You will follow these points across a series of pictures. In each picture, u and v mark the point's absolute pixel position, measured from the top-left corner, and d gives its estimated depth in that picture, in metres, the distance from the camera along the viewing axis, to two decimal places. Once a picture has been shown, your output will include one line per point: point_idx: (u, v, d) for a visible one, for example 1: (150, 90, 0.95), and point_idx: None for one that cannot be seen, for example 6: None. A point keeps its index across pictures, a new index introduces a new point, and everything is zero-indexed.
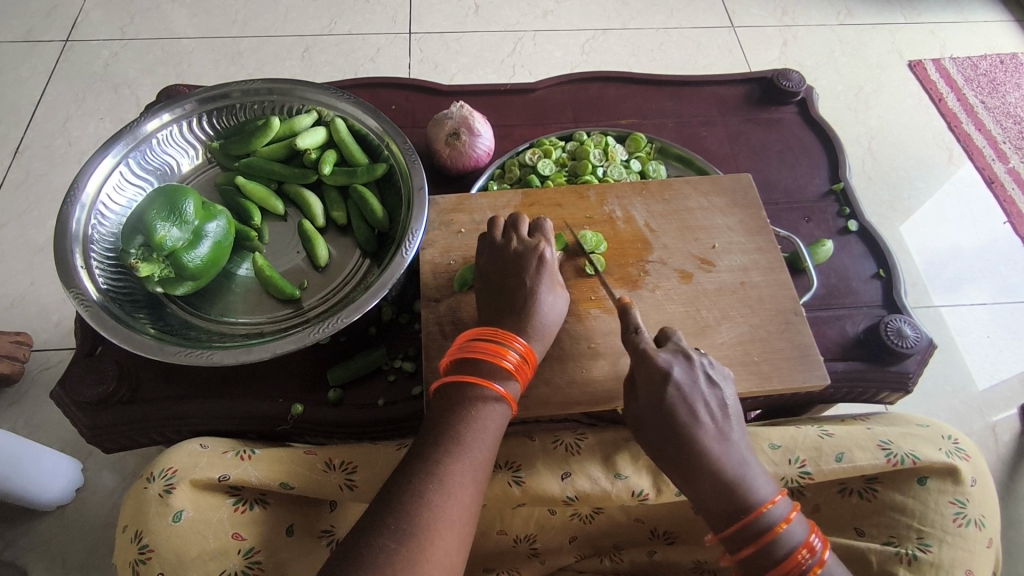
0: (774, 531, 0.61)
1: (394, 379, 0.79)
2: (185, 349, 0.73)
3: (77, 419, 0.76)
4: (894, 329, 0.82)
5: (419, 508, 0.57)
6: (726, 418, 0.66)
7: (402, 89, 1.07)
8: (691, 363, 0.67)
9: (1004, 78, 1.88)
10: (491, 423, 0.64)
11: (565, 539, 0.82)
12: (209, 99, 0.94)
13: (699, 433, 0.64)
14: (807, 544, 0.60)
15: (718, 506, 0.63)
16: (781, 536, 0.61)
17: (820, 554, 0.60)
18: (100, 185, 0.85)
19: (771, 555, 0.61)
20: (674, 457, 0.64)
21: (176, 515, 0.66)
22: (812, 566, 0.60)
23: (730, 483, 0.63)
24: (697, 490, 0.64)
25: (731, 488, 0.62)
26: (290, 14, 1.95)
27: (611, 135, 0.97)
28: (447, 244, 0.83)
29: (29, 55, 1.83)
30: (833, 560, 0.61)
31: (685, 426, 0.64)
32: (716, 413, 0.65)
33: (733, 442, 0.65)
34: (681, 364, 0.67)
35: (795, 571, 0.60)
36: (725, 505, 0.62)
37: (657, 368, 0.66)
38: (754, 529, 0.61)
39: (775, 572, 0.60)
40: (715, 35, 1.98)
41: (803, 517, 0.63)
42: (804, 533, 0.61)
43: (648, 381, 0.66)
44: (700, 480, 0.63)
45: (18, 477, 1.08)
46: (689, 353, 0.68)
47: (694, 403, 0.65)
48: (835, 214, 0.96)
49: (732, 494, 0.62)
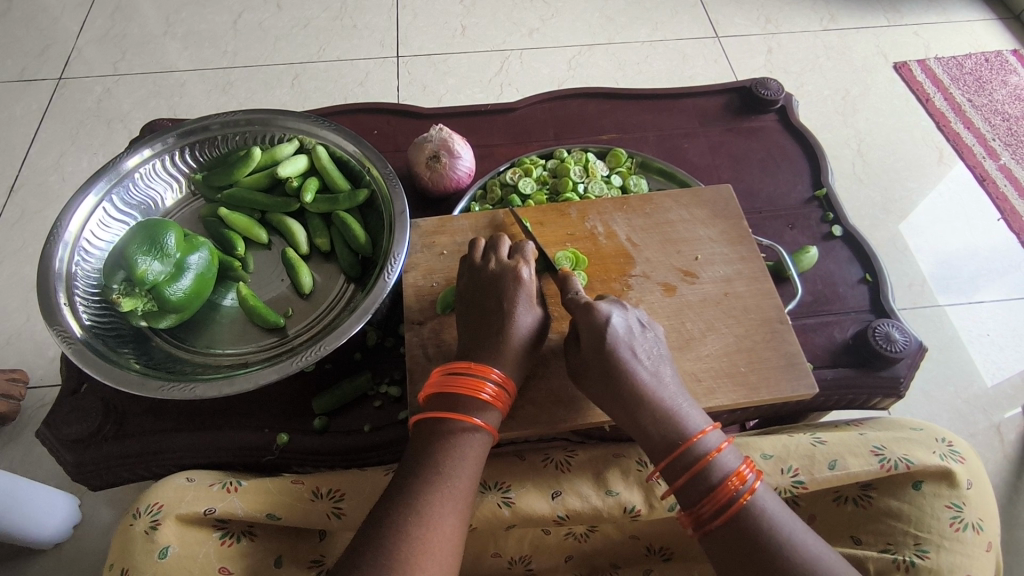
0: (706, 459, 0.62)
1: (381, 404, 0.79)
2: (169, 383, 0.73)
3: (63, 458, 0.76)
4: (883, 334, 0.81)
5: (399, 540, 0.57)
6: (662, 361, 0.68)
7: (383, 114, 1.08)
8: (626, 311, 0.69)
9: (990, 76, 1.89)
10: (470, 450, 0.64)
11: (561, 558, 0.81)
12: (191, 132, 0.95)
13: (637, 369, 0.65)
14: (737, 474, 0.62)
15: (657, 436, 0.64)
16: (713, 463, 0.62)
17: (751, 484, 0.61)
18: (84, 223, 0.86)
19: (704, 482, 0.62)
20: (611, 393, 0.66)
21: (162, 552, 0.65)
22: (742, 493, 0.61)
23: (668, 414, 0.64)
24: (639, 422, 0.65)
25: (669, 420, 0.64)
26: (279, 43, 1.97)
27: (591, 151, 0.97)
28: (429, 266, 0.83)
29: (22, 94, 1.85)
30: (766, 490, 0.62)
31: (622, 363, 0.65)
32: (651, 357, 0.67)
33: (669, 381, 0.66)
34: (617, 312, 0.69)
35: (728, 498, 0.61)
36: (664, 437, 0.64)
37: (594, 313, 0.67)
38: (689, 457, 0.62)
39: (707, 500, 0.61)
40: (700, 46, 2.00)
41: (737, 453, 0.65)
42: (736, 464, 0.63)
43: (586, 327, 0.67)
44: (640, 412, 0.64)
45: (18, 504, 1.07)
46: (624, 306, 0.70)
47: (632, 344, 0.67)
48: (819, 220, 0.95)
49: (671, 427, 0.64)
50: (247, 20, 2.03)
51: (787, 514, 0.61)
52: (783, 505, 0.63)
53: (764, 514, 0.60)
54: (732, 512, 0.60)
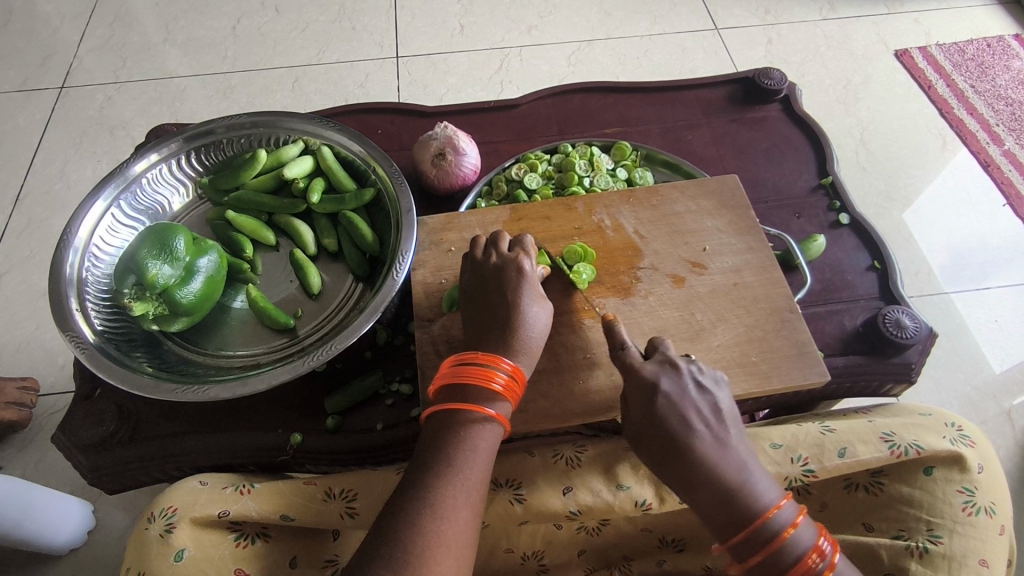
0: (781, 538, 0.60)
1: (392, 402, 0.79)
2: (182, 385, 0.73)
3: (78, 462, 0.77)
4: (893, 320, 0.81)
5: (414, 535, 0.57)
6: (723, 425, 0.66)
7: (387, 113, 1.09)
8: (680, 371, 0.68)
9: (992, 61, 1.88)
10: (482, 443, 0.64)
11: (574, 552, 0.81)
12: (196, 136, 0.95)
13: (695, 441, 0.64)
14: (815, 548, 0.60)
15: (721, 514, 0.62)
16: (788, 541, 0.60)
17: (830, 557, 0.60)
18: (93, 229, 0.86)
19: (779, 564, 0.60)
20: (671, 472, 0.65)
21: (177, 555, 0.66)
22: (822, 570, 0.59)
23: (731, 488, 0.62)
24: (700, 501, 0.63)
25: (733, 496, 0.62)
26: (279, 46, 1.97)
27: (596, 145, 0.97)
28: (437, 264, 0.83)
29: (25, 103, 1.86)
30: (845, 562, 0.61)
31: (678, 437, 0.64)
32: (711, 420, 0.66)
33: (731, 448, 0.65)
34: (671, 373, 0.67)
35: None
36: (730, 513, 0.62)
37: (645, 380, 0.67)
38: (761, 536, 0.61)
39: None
40: (700, 38, 1.99)
41: (810, 521, 0.62)
42: (813, 537, 0.61)
43: (639, 394, 0.67)
44: (701, 490, 0.63)
45: (37, 504, 1.08)
46: (677, 362, 0.68)
47: (686, 411, 0.66)
48: (826, 208, 0.95)
49: (735, 503, 0.62)
50: (247, 24, 2.03)
51: None
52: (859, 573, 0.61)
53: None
54: None
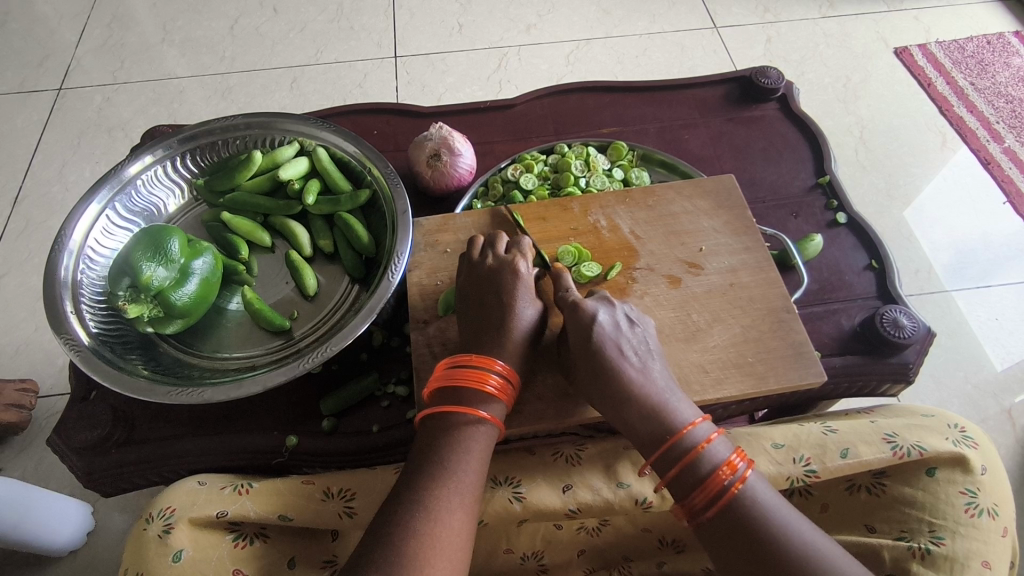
0: (696, 451, 0.63)
1: (388, 404, 0.79)
2: (176, 387, 0.73)
3: (73, 465, 0.77)
4: (890, 320, 0.81)
5: (409, 539, 0.57)
6: (650, 355, 0.69)
7: (383, 114, 1.08)
8: (613, 307, 0.71)
9: (992, 58, 1.88)
10: (476, 445, 0.64)
11: (573, 553, 0.81)
12: (191, 138, 0.95)
13: (623, 366, 0.67)
14: (728, 463, 0.62)
15: (644, 431, 0.65)
16: (703, 455, 0.63)
17: (742, 472, 0.62)
18: (88, 231, 0.86)
19: (694, 474, 0.63)
20: (599, 394, 0.68)
21: (176, 555, 0.66)
22: (733, 482, 0.62)
23: (655, 409, 0.65)
24: (626, 419, 0.66)
25: (656, 415, 0.65)
26: (277, 47, 1.97)
27: (592, 145, 0.97)
28: (433, 265, 0.83)
29: (23, 105, 1.86)
30: (757, 477, 0.63)
31: (607, 361, 0.67)
32: (639, 349, 0.69)
33: (657, 374, 0.68)
34: (604, 309, 0.71)
35: (719, 489, 0.62)
36: (653, 430, 0.65)
37: (580, 312, 0.70)
38: (678, 449, 0.63)
39: (698, 491, 0.62)
40: (699, 37, 1.99)
41: (728, 443, 0.65)
42: (727, 453, 0.64)
43: (575, 326, 0.70)
44: (627, 410, 0.66)
45: (36, 506, 1.08)
46: (611, 301, 0.72)
47: (618, 340, 0.69)
48: (823, 208, 0.95)
49: (658, 421, 0.65)
50: (244, 25, 2.03)
51: (781, 503, 0.61)
52: (775, 492, 0.63)
53: (755, 501, 0.61)
54: (723, 502, 0.61)
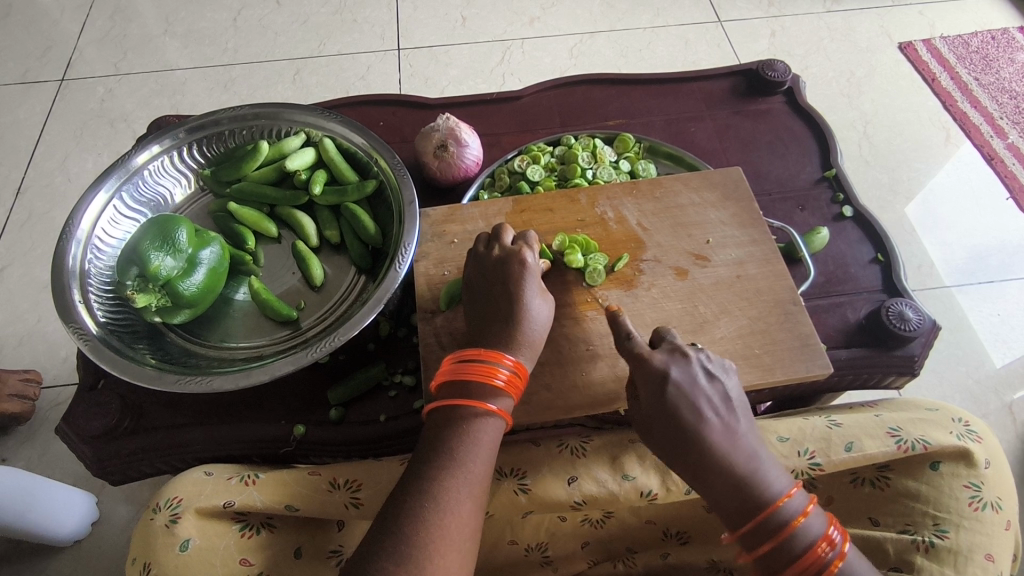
0: (791, 526, 0.61)
1: (395, 394, 0.79)
2: (185, 376, 0.73)
3: (81, 452, 0.77)
4: (897, 312, 0.81)
5: (415, 529, 0.57)
6: (732, 412, 0.65)
7: (389, 105, 1.08)
8: (691, 359, 0.67)
9: (997, 54, 1.87)
10: (484, 436, 0.64)
11: (578, 544, 0.82)
12: (197, 128, 0.95)
13: (705, 431, 0.63)
14: (825, 538, 0.60)
15: (733, 503, 0.62)
16: (800, 529, 0.61)
17: (840, 547, 0.60)
18: (95, 221, 0.86)
19: (789, 551, 0.60)
20: (680, 457, 0.64)
21: (182, 544, 0.66)
22: (832, 559, 0.59)
23: (743, 477, 0.63)
24: (710, 488, 0.63)
25: (743, 484, 0.62)
26: (279, 38, 1.97)
27: (598, 137, 0.97)
28: (440, 256, 0.83)
29: (26, 96, 1.85)
30: (855, 553, 0.61)
31: (692, 429, 0.64)
32: (721, 409, 0.65)
33: (742, 436, 0.64)
34: (681, 362, 0.66)
35: (816, 566, 0.59)
36: (740, 500, 0.62)
37: (655, 370, 0.65)
38: (773, 523, 0.61)
39: (794, 568, 0.60)
40: (702, 30, 1.98)
41: (821, 510, 0.63)
42: (823, 526, 0.61)
43: (648, 384, 0.66)
44: (713, 479, 0.63)
45: (40, 497, 1.08)
46: (687, 350, 0.67)
47: (696, 400, 0.65)
48: (829, 201, 0.95)
49: (745, 491, 0.62)
50: (247, 16, 2.03)
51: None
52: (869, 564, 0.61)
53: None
54: None
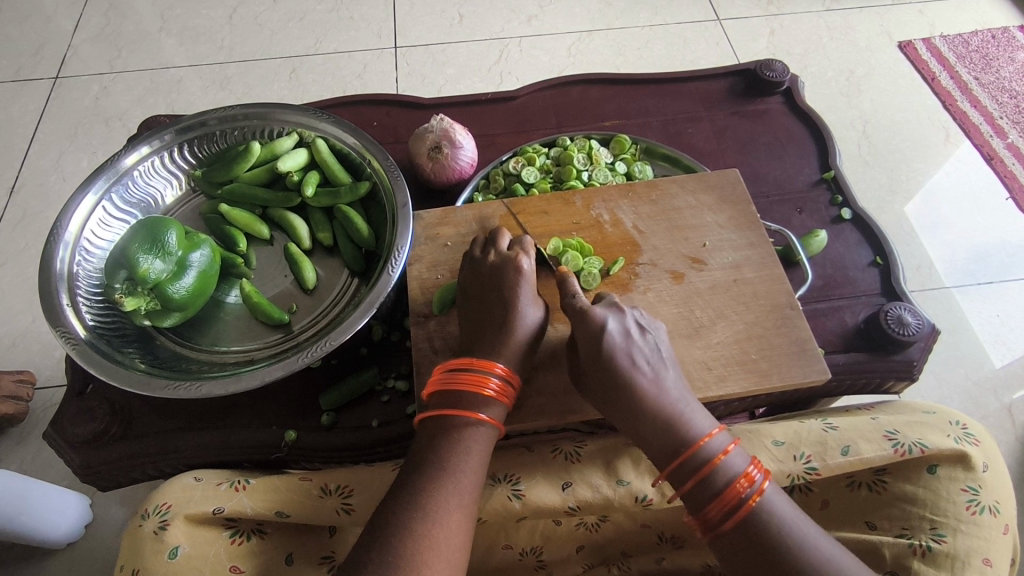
0: (712, 465, 0.62)
1: (388, 399, 0.78)
2: (174, 381, 0.72)
3: (69, 458, 0.76)
4: (895, 317, 0.80)
5: (404, 539, 0.57)
6: (662, 362, 0.67)
7: (384, 105, 1.07)
8: (623, 314, 0.68)
9: (997, 53, 1.86)
10: (475, 444, 0.63)
11: (572, 549, 0.81)
12: (188, 128, 0.94)
13: (635, 377, 0.65)
14: (745, 476, 0.61)
15: (660, 444, 0.64)
16: (720, 468, 0.61)
17: (760, 484, 0.61)
18: (84, 223, 0.85)
19: (710, 487, 0.61)
20: (614, 404, 0.66)
21: (171, 552, 0.65)
22: (750, 495, 0.60)
23: (671, 420, 0.64)
24: (640, 431, 0.65)
25: (670, 426, 0.63)
26: (275, 36, 1.95)
27: (595, 138, 0.96)
28: (433, 259, 0.82)
29: (19, 94, 1.84)
30: (776, 491, 0.62)
31: (623, 375, 0.65)
32: (651, 358, 0.66)
33: (671, 384, 0.66)
34: (614, 315, 0.68)
35: (734, 502, 0.60)
36: (668, 442, 0.63)
37: (589, 320, 0.67)
38: (696, 463, 0.62)
39: (715, 504, 0.61)
40: (701, 29, 1.97)
41: (744, 453, 0.64)
42: (745, 466, 0.62)
43: (582, 335, 0.67)
44: (641, 421, 0.64)
45: (32, 501, 1.07)
46: (621, 307, 0.69)
47: (628, 349, 0.66)
48: (827, 203, 0.94)
49: (672, 433, 0.63)
50: (243, 14, 2.01)
51: (796, 513, 0.60)
52: (793, 505, 0.62)
53: (773, 514, 0.59)
54: (739, 515, 0.60)
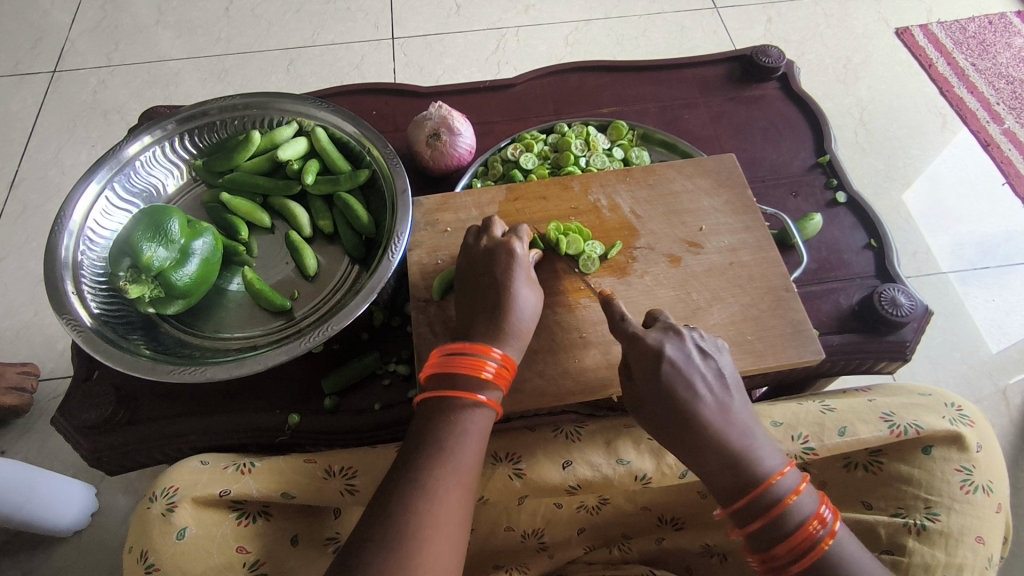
0: (784, 503, 0.61)
1: (389, 383, 0.80)
2: (179, 366, 0.73)
3: (77, 443, 0.77)
4: (889, 298, 0.81)
5: (405, 518, 0.58)
6: (726, 390, 0.66)
7: (382, 93, 1.08)
8: (684, 339, 0.67)
9: (994, 39, 1.86)
10: (472, 424, 0.64)
11: (573, 531, 0.82)
12: (189, 118, 0.94)
13: (702, 408, 0.64)
14: (816, 516, 0.61)
15: (725, 481, 0.63)
16: (792, 507, 0.61)
17: (831, 525, 0.60)
18: (87, 212, 0.86)
19: (780, 529, 0.61)
20: (679, 437, 0.65)
21: (179, 533, 0.66)
22: (823, 537, 0.60)
23: (738, 455, 0.63)
24: (703, 465, 0.64)
25: (738, 461, 0.63)
26: (273, 28, 1.95)
27: (592, 125, 0.96)
28: (433, 244, 0.83)
29: (18, 88, 1.84)
30: (845, 531, 0.61)
31: (686, 405, 0.64)
32: (715, 385, 0.66)
33: (737, 413, 0.65)
34: (674, 340, 0.67)
35: (805, 544, 0.60)
36: (734, 478, 0.63)
37: (647, 347, 0.66)
38: (763, 502, 0.61)
39: (784, 546, 0.60)
40: (698, 17, 1.97)
41: (812, 489, 0.63)
42: (815, 505, 0.61)
43: (642, 363, 0.66)
44: (707, 456, 0.63)
45: (39, 492, 1.09)
46: (679, 329, 0.68)
47: (692, 377, 0.65)
48: (823, 187, 0.95)
49: (740, 468, 0.63)
50: (240, 5, 2.01)
51: (865, 554, 0.60)
52: (859, 543, 0.62)
53: (845, 559, 0.59)
54: (811, 557, 0.59)
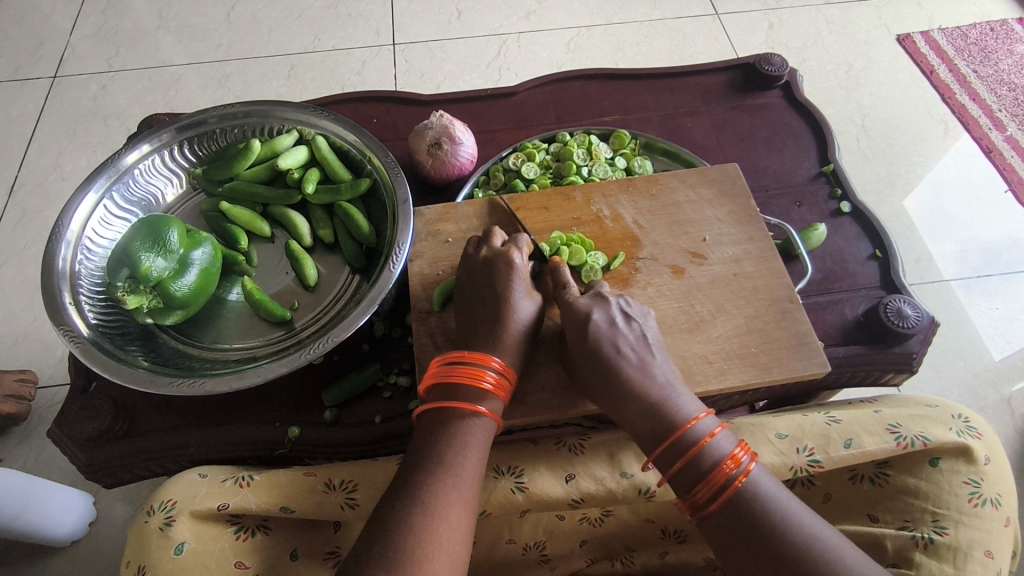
0: (699, 447, 0.62)
1: (390, 395, 0.79)
2: (177, 378, 0.73)
3: (74, 455, 0.76)
4: (895, 310, 0.80)
5: (405, 536, 0.57)
6: (649, 349, 0.68)
7: (383, 101, 1.07)
8: (610, 302, 0.70)
9: (996, 45, 1.86)
10: (473, 438, 0.63)
11: (575, 543, 0.81)
12: (189, 127, 0.94)
13: (623, 364, 0.66)
14: (731, 458, 0.61)
15: (647, 430, 0.65)
16: (707, 450, 0.62)
17: (746, 465, 0.61)
18: (85, 221, 0.85)
19: (697, 469, 0.62)
20: (601, 390, 0.67)
21: (177, 548, 0.66)
22: (737, 476, 0.60)
23: (656, 405, 0.65)
24: (628, 417, 0.66)
25: (657, 411, 0.64)
26: (274, 33, 1.95)
27: (594, 133, 0.96)
28: (434, 254, 0.82)
29: (18, 94, 1.84)
30: (764, 473, 0.62)
31: (608, 359, 0.67)
32: (637, 344, 0.68)
33: (657, 368, 0.67)
34: (601, 304, 0.70)
35: (721, 483, 0.60)
36: (655, 427, 0.64)
37: (577, 311, 0.69)
38: (681, 447, 0.63)
39: (702, 486, 0.61)
40: (700, 23, 1.97)
41: (733, 437, 0.64)
42: (730, 448, 0.62)
43: (571, 323, 0.69)
44: (629, 407, 0.66)
45: (34, 504, 1.08)
46: (608, 295, 0.71)
47: (614, 335, 0.68)
48: (827, 197, 0.94)
49: (659, 417, 0.64)
50: (241, 11, 2.01)
51: (784, 492, 0.60)
52: (782, 487, 0.62)
53: (759, 495, 0.59)
54: (726, 496, 0.60)
